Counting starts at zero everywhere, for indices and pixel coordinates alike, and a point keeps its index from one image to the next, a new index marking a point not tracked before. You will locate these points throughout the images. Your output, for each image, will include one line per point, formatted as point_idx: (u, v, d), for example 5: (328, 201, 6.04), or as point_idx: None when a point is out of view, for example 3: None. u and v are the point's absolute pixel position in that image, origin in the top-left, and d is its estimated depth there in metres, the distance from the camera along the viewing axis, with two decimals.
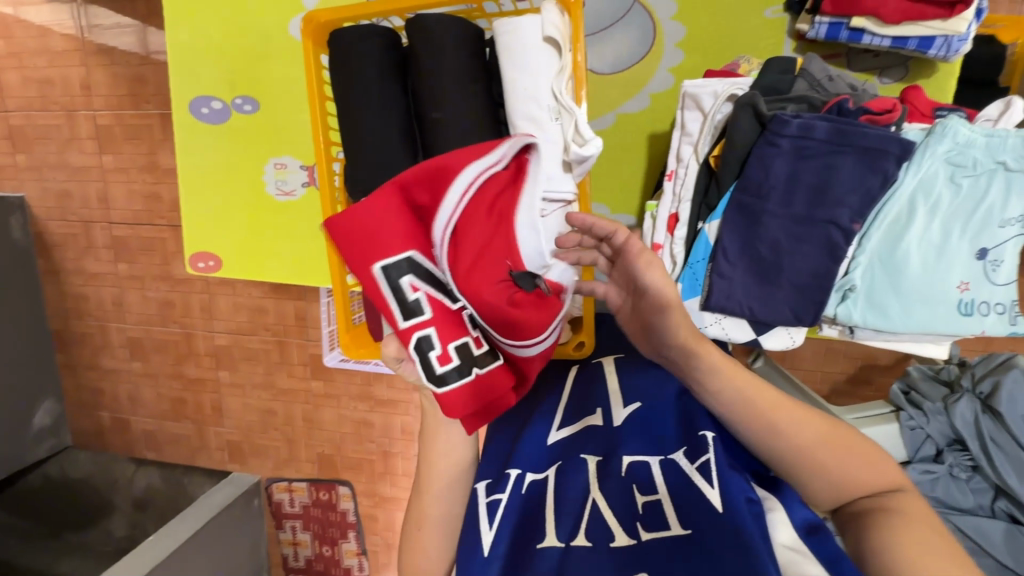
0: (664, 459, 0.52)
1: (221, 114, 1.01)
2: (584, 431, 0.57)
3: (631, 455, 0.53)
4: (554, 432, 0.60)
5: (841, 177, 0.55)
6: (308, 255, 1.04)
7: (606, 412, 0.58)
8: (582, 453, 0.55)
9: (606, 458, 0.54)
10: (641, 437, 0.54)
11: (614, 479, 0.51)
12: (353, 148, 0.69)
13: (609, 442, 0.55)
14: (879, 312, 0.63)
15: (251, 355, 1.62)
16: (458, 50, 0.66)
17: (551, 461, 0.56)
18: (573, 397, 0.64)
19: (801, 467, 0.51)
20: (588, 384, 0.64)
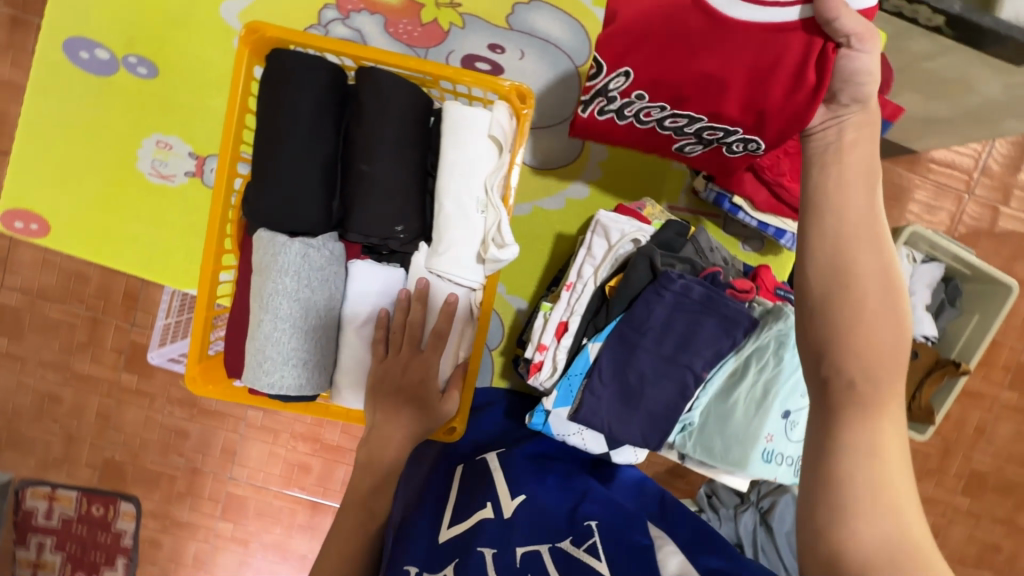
0: (554, 547, 0.53)
1: (105, 66, 0.86)
2: (476, 525, 0.57)
3: (524, 547, 0.53)
4: (446, 529, 0.58)
5: (702, 334, 0.65)
6: (168, 250, 0.91)
7: (496, 506, 0.59)
8: (479, 546, 0.54)
9: (501, 548, 0.54)
10: (531, 530, 0.56)
11: (507, 570, 0.51)
12: (263, 174, 0.64)
13: (503, 532, 0.55)
14: (706, 445, 0.74)
15: (45, 325, 1.48)
16: (404, 111, 0.65)
17: (445, 560, 0.54)
18: (462, 486, 0.65)
19: (847, 283, 0.46)
20: (478, 478, 0.65)
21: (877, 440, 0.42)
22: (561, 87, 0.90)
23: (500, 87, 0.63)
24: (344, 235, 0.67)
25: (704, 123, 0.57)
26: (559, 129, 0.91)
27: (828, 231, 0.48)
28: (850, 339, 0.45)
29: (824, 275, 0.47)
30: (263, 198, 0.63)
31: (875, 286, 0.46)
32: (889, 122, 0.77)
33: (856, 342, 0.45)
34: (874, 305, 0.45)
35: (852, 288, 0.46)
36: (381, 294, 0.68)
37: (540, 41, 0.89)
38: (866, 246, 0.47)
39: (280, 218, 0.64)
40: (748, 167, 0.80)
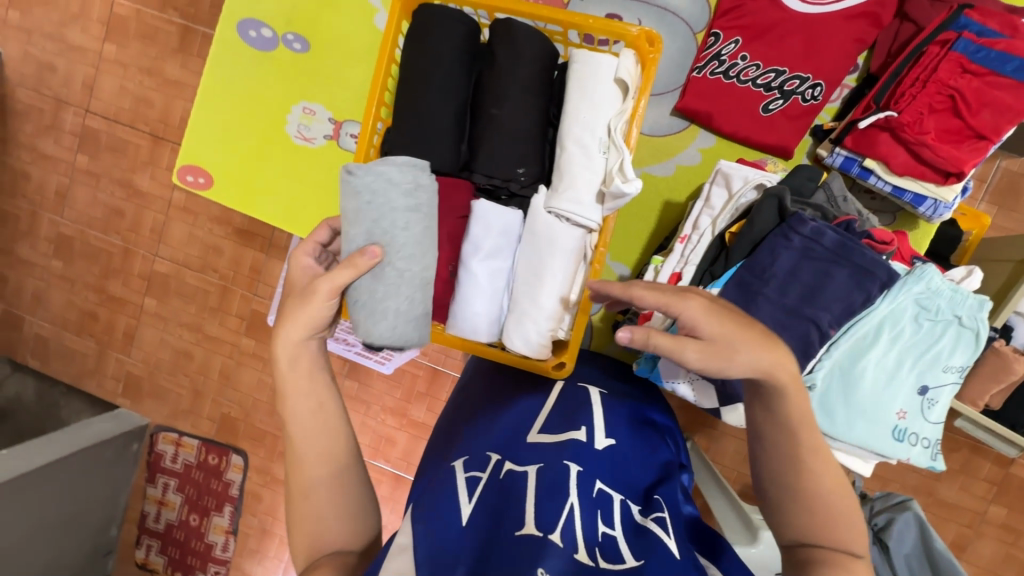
0: (625, 502, 0.54)
1: (267, 41, 0.99)
2: (565, 442, 0.57)
3: (603, 485, 0.54)
4: (535, 434, 0.59)
5: (832, 285, 0.62)
6: (306, 205, 1.02)
7: (590, 432, 0.59)
8: (566, 460, 0.54)
9: (585, 471, 0.54)
10: (611, 469, 0.56)
11: (587, 496, 0.51)
12: (405, 116, 0.70)
13: (589, 458, 0.55)
14: (827, 414, 0.69)
15: (186, 291, 1.71)
16: (533, 59, 0.69)
17: (529, 460, 0.55)
18: (556, 405, 0.65)
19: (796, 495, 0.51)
20: (573, 402, 0.64)
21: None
22: (678, 55, 0.91)
23: (630, 33, 0.64)
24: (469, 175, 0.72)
25: (786, 73, 0.84)
26: (673, 96, 0.91)
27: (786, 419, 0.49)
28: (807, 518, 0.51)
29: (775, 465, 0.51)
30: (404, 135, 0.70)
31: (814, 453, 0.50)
32: None
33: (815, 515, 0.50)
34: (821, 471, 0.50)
35: (805, 455, 0.50)
36: (501, 232, 0.70)
37: (658, 9, 0.90)
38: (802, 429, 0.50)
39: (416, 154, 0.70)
40: (883, 126, 0.76)
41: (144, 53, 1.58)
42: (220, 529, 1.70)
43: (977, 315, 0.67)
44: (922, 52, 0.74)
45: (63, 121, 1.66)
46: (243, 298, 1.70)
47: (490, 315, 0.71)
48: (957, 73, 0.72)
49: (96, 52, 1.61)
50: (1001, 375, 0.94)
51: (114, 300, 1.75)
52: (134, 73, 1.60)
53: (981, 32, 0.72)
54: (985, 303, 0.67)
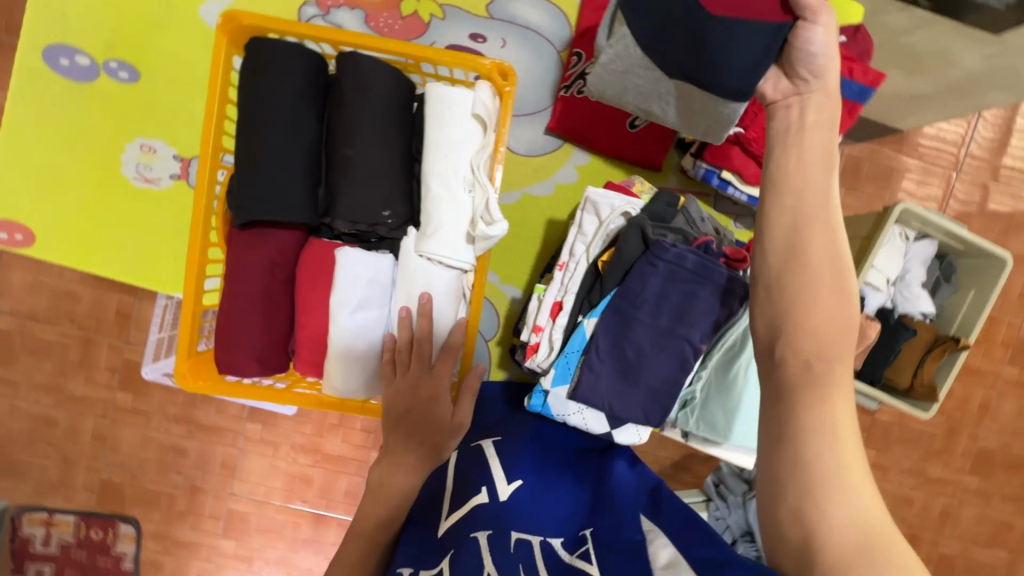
0: (546, 541, 0.53)
1: (85, 70, 0.86)
2: (470, 512, 0.57)
3: (518, 534, 0.53)
4: (444, 521, 0.58)
5: (698, 304, 0.64)
6: (158, 254, 0.90)
7: (491, 490, 0.60)
8: (474, 531, 0.54)
9: (496, 530, 0.53)
10: (523, 516, 0.56)
11: (503, 555, 0.50)
12: (249, 163, 0.63)
13: (495, 517, 0.55)
14: (710, 422, 0.73)
15: (40, 347, 1.54)
16: (388, 97, 0.65)
17: (440, 554, 0.53)
18: (463, 471, 0.65)
19: (800, 267, 0.49)
20: (472, 465, 0.65)
21: (832, 419, 0.45)
22: (544, 74, 0.91)
23: (482, 66, 0.63)
24: (329, 219, 0.66)
25: None
26: (544, 115, 0.91)
27: (785, 213, 0.50)
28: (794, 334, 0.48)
29: (782, 240, 0.50)
30: (250, 182, 0.63)
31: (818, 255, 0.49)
32: (872, 89, 0.77)
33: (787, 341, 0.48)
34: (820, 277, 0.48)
35: (805, 261, 0.49)
36: (371, 280, 0.66)
37: (520, 28, 0.90)
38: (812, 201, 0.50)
39: (266, 204, 0.63)
40: (733, 140, 0.81)
41: None
42: None
43: None
44: None
45: None
46: (111, 347, 1.55)
47: (368, 372, 0.67)
48: None
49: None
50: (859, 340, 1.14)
51: None
52: None
53: None
54: None
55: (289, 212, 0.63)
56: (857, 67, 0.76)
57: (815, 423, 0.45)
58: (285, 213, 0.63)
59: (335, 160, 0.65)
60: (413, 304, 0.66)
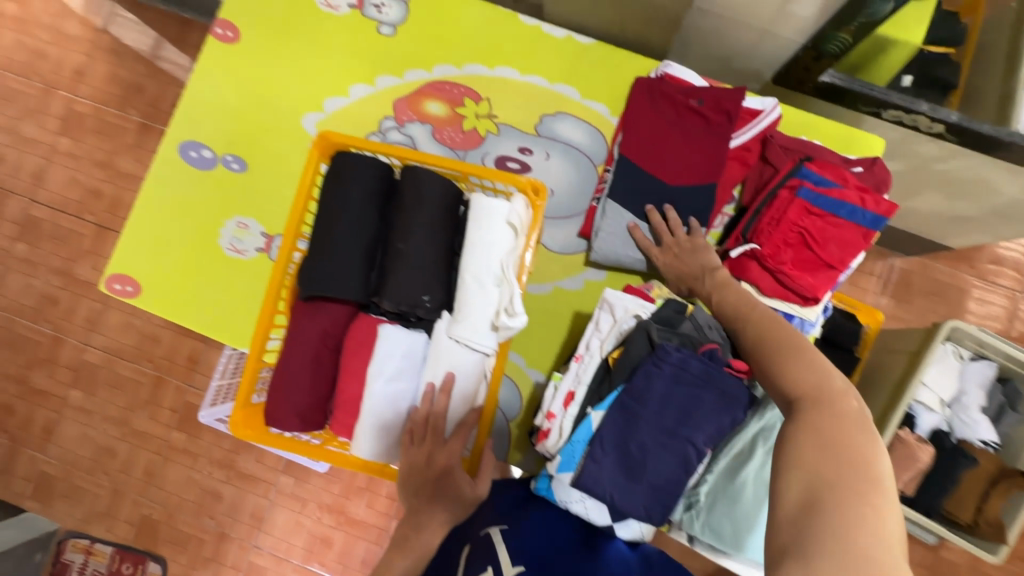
0: None
1: (208, 162, 1.06)
2: None
3: None
4: None
5: (702, 408, 0.68)
6: (234, 313, 1.04)
7: (496, 569, 0.64)
8: None
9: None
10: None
11: None
12: (319, 247, 0.76)
13: None
14: (716, 530, 0.73)
15: (118, 382, 1.73)
16: (439, 201, 0.77)
17: None
18: (472, 552, 0.69)
19: (777, 354, 0.65)
20: (481, 547, 0.69)
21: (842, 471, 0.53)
22: (580, 183, 1.03)
23: (519, 181, 0.75)
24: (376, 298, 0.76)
25: None
26: (577, 219, 1.02)
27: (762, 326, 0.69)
28: (818, 452, 0.55)
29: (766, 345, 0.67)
30: (317, 262, 0.76)
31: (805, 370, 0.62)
32: (886, 218, 0.82)
33: (800, 455, 0.55)
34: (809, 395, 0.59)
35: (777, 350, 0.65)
36: (404, 355, 0.75)
37: (563, 145, 1.03)
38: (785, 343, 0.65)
39: (327, 281, 0.75)
40: (751, 256, 0.87)
41: (98, 148, 1.78)
42: None
43: None
44: (776, 195, 0.87)
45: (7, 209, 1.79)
46: (177, 388, 1.73)
47: (391, 439, 0.74)
48: (804, 215, 0.84)
49: (50, 145, 1.80)
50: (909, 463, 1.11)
51: (35, 392, 1.75)
52: (86, 165, 1.78)
53: (820, 181, 0.84)
54: None
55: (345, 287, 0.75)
56: (869, 199, 0.82)
57: (843, 482, 0.52)
58: (340, 287, 0.75)
59: (387, 249, 0.77)
60: (437, 380, 0.74)
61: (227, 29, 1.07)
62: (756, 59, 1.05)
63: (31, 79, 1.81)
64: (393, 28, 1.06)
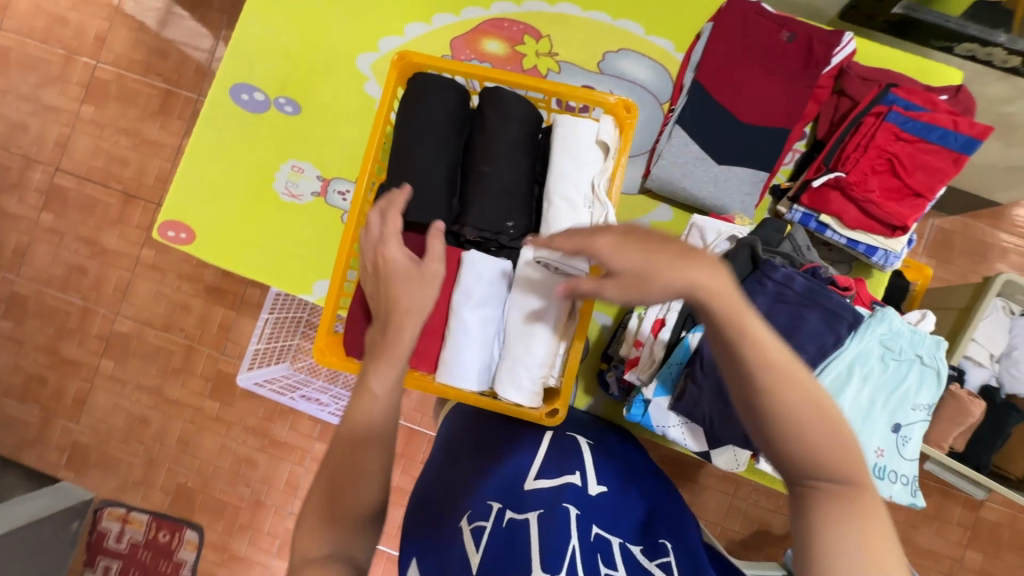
0: (624, 545, 0.61)
1: (260, 104, 1.04)
2: (562, 486, 0.65)
3: (599, 529, 0.61)
4: (533, 480, 0.66)
5: (807, 326, 0.66)
6: (292, 257, 1.02)
7: (583, 477, 0.68)
8: (564, 503, 0.63)
9: (584, 514, 0.62)
10: (607, 517, 0.64)
11: (587, 539, 0.59)
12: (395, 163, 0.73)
13: (584, 500, 0.64)
14: None
15: (150, 351, 1.72)
16: (523, 123, 0.75)
17: (530, 507, 0.62)
18: (548, 450, 0.72)
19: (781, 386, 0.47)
20: (564, 451, 0.72)
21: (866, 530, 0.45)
22: (645, 122, 1.00)
23: (608, 100, 0.72)
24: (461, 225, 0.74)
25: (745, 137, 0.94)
26: (643, 158, 0.99)
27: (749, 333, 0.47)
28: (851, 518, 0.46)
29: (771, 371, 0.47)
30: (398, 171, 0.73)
31: (818, 418, 0.47)
32: (980, 141, 0.79)
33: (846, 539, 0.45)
34: (847, 475, 0.47)
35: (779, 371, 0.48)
36: (489, 279, 0.73)
37: (627, 83, 1.00)
38: (796, 390, 0.47)
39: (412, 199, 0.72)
40: (833, 185, 0.85)
41: (121, 114, 1.73)
42: None
43: (935, 354, 0.72)
44: (860, 122, 0.84)
45: (29, 178, 1.76)
46: (209, 357, 1.71)
47: (480, 364, 0.73)
48: (892, 141, 0.82)
49: (73, 112, 1.75)
50: (960, 416, 1.18)
51: (66, 362, 1.74)
52: (110, 132, 1.74)
53: (908, 107, 0.82)
54: (940, 343, 0.73)
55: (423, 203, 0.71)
56: (962, 121, 0.79)
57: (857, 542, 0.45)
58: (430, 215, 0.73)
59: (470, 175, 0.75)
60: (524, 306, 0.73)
61: None
62: None
63: (52, 44, 1.75)
64: None
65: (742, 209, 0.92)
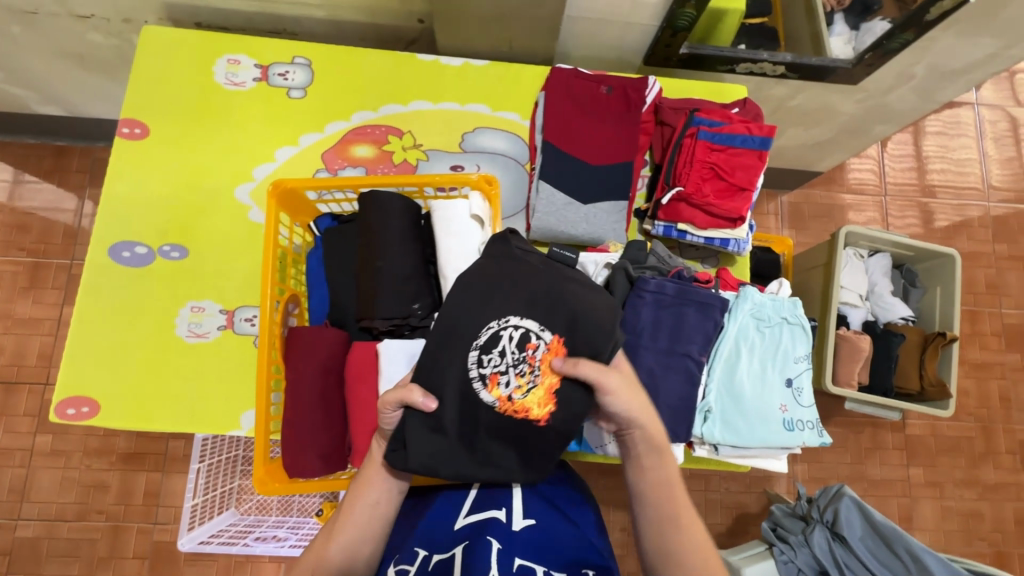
0: (547, 572, 0.65)
1: (143, 257, 1.03)
2: (486, 522, 0.69)
3: (522, 560, 0.65)
4: (462, 518, 0.70)
5: (688, 321, 0.77)
6: (209, 399, 0.99)
7: (509, 512, 0.70)
8: (488, 536, 0.66)
9: (506, 548, 0.65)
10: (535, 544, 0.67)
11: (505, 571, 0.63)
12: (495, 365, 0.65)
13: (508, 536, 0.67)
14: (733, 430, 0.80)
15: (68, 546, 1.52)
16: (404, 217, 0.82)
17: (455, 543, 0.67)
18: (480, 489, 0.74)
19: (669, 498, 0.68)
20: (499, 485, 0.75)
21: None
22: (514, 183, 1.12)
23: (471, 180, 0.82)
24: None
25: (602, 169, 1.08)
26: (521, 215, 1.11)
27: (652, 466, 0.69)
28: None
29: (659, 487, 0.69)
30: (512, 361, 0.64)
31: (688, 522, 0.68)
32: (770, 139, 0.99)
33: None
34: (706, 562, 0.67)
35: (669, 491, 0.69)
36: (409, 359, 0.77)
37: (490, 155, 1.13)
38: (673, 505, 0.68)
39: (532, 390, 0.65)
40: (678, 198, 1.00)
41: None
42: None
43: (797, 312, 0.85)
44: (682, 144, 1.01)
45: None
46: (140, 532, 1.54)
47: None
48: (708, 153, 0.99)
49: None
50: (856, 354, 1.37)
51: None
52: None
53: (712, 124, 1.00)
54: (798, 302, 0.86)
55: (532, 370, 0.65)
56: (753, 126, 0.99)
57: None
58: (515, 413, 0.64)
59: None
60: None
61: (134, 127, 1.08)
62: (627, 47, 1.20)
63: None
64: (302, 90, 1.11)
65: (615, 234, 1.04)
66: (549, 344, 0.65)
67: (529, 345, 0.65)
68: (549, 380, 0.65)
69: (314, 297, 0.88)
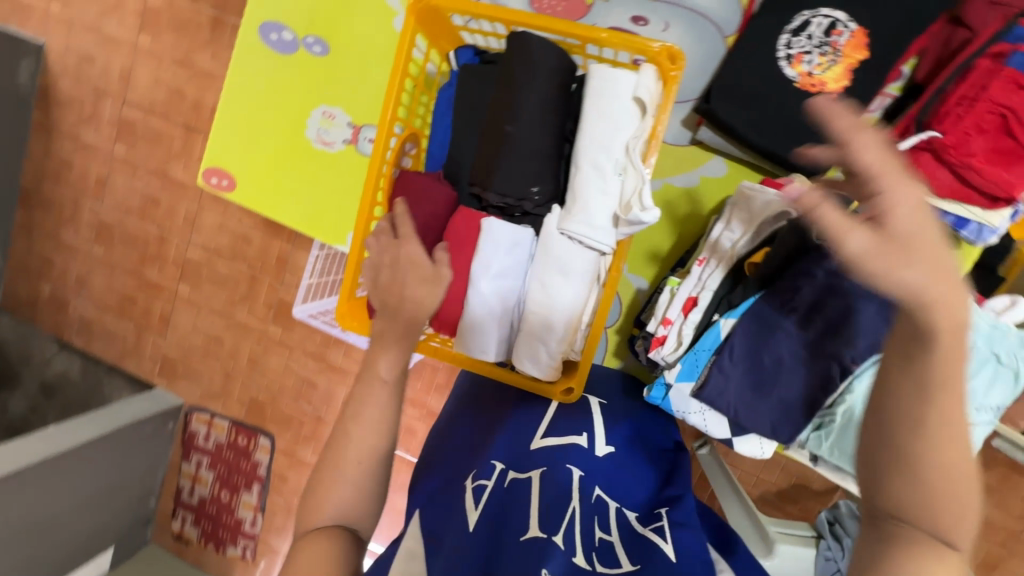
0: (621, 508, 0.61)
1: (288, 45, 0.99)
2: (569, 451, 0.67)
3: (601, 493, 0.62)
4: (540, 440, 0.69)
5: (860, 320, 0.58)
6: (327, 210, 1.02)
7: (591, 440, 0.70)
8: (568, 465, 0.65)
9: (587, 476, 0.64)
10: (610, 481, 0.65)
11: (587, 502, 0.60)
12: (800, 45, 0.77)
13: (590, 465, 0.66)
14: (849, 455, 0.66)
15: None
16: (553, 74, 0.67)
17: (531, 466, 0.64)
18: (558, 413, 0.74)
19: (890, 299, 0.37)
20: (577, 412, 0.75)
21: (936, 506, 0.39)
22: (703, 59, 0.86)
23: (650, 49, 0.61)
24: None
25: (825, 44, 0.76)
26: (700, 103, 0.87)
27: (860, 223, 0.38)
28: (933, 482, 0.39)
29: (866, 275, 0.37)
30: (817, 41, 0.76)
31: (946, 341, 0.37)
32: None
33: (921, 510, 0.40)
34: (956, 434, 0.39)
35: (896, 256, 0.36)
36: (512, 246, 0.70)
37: (687, 11, 0.85)
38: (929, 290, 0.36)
39: (831, 68, 0.76)
40: (924, 147, 0.71)
41: None
42: (248, 508, 1.54)
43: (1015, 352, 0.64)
44: (972, 65, 0.70)
45: None
46: None
47: (500, 333, 0.71)
48: (1011, 90, 0.67)
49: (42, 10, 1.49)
50: None
51: None
52: None
53: None
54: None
55: (834, 52, 0.75)
56: None
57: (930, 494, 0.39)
58: (815, 87, 0.77)
59: None
60: (547, 278, 0.68)
61: None
62: None
63: None
64: None
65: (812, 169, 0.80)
66: (853, 32, 0.75)
67: (835, 31, 0.75)
68: (852, 59, 0.76)
69: (435, 141, 0.80)
